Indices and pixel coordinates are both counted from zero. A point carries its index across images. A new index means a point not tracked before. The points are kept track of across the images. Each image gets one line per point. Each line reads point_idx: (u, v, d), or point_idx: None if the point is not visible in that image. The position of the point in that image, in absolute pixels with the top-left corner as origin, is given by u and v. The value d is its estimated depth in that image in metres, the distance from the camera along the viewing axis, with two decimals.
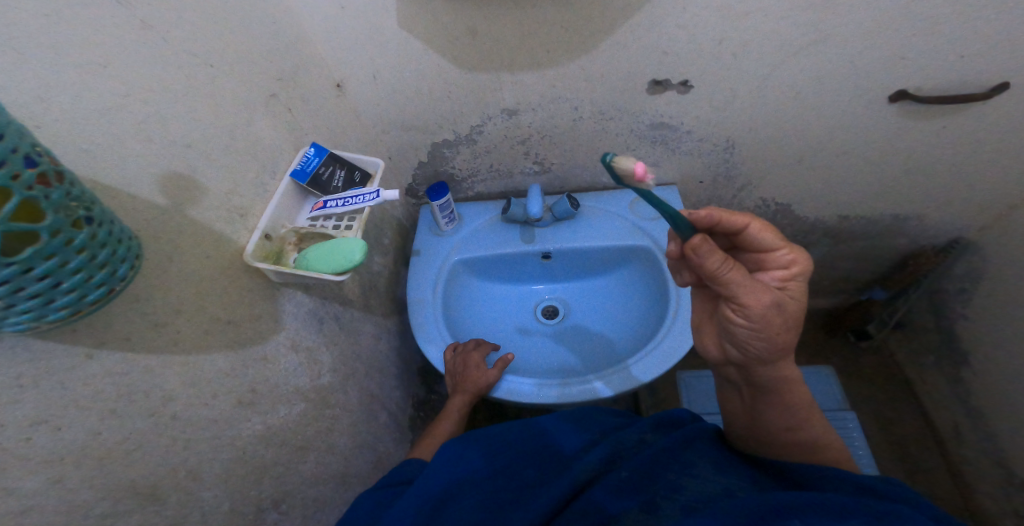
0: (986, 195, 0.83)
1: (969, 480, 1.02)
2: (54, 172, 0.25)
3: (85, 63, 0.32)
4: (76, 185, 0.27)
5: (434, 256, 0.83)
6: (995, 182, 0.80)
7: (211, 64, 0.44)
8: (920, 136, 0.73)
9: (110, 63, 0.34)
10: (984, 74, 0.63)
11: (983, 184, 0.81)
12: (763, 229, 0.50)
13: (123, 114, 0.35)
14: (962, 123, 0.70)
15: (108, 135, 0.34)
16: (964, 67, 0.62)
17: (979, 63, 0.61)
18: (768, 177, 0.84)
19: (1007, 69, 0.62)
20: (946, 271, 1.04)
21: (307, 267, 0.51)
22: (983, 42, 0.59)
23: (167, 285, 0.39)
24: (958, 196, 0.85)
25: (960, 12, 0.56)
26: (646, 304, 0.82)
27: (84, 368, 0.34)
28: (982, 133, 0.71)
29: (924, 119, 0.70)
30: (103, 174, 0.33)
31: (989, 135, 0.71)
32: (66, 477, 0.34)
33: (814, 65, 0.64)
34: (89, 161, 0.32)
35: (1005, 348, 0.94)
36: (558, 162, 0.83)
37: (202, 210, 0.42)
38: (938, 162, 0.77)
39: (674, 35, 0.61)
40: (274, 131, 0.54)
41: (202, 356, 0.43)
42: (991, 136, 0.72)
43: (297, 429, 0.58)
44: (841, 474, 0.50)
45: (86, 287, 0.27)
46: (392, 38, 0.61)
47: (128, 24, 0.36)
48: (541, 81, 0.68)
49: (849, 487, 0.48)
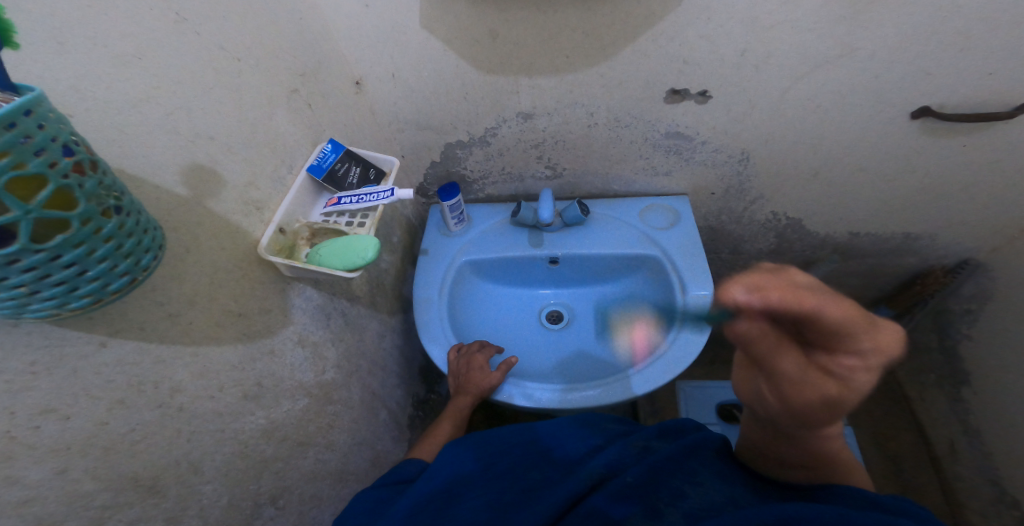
0: (997, 217, 0.83)
1: (962, 498, 1.04)
2: (89, 161, 0.25)
3: (120, 53, 0.32)
4: (109, 174, 0.27)
5: (442, 256, 0.83)
6: (1006, 204, 0.80)
7: (238, 58, 0.44)
8: (936, 154, 0.73)
9: (143, 54, 0.34)
10: (1005, 93, 0.63)
11: (994, 206, 0.81)
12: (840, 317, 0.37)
13: (152, 104, 0.35)
14: (977, 143, 0.70)
15: (136, 123, 0.33)
16: (984, 88, 0.62)
17: (999, 84, 0.62)
18: (780, 191, 0.84)
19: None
20: (954, 290, 1.03)
21: (319, 262, 0.51)
22: (1004, 64, 0.59)
23: (182, 275, 0.38)
24: (969, 216, 0.85)
25: (983, 33, 0.56)
26: (652, 313, 0.82)
27: (95, 357, 0.33)
28: (999, 153, 0.72)
29: (942, 137, 0.70)
30: (131, 164, 0.33)
31: (1004, 155, 0.71)
32: (72, 467, 0.33)
33: (833, 81, 0.64)
34: (119, 149, 0.32)
35: (1008, 370, 0.95)
36: (571, 167, 0.83)
37: (220, 201, 0.42)
38: (950, 183, 0.78)
39: (696, 45, 0.61)
40: (294, 125, 0.54)
41: (212, 348, 0.43)
42: (1008, 156, 0.72)
43: (298, 425, 0.58)
44: (847, 488, 0.49)
45: (110, 277, 0.26)
46: (414, 37, 0.61)
47: (162, 16, 0.36)
48: (560, 86, 0.68)
49: (853, 501, 0.47)
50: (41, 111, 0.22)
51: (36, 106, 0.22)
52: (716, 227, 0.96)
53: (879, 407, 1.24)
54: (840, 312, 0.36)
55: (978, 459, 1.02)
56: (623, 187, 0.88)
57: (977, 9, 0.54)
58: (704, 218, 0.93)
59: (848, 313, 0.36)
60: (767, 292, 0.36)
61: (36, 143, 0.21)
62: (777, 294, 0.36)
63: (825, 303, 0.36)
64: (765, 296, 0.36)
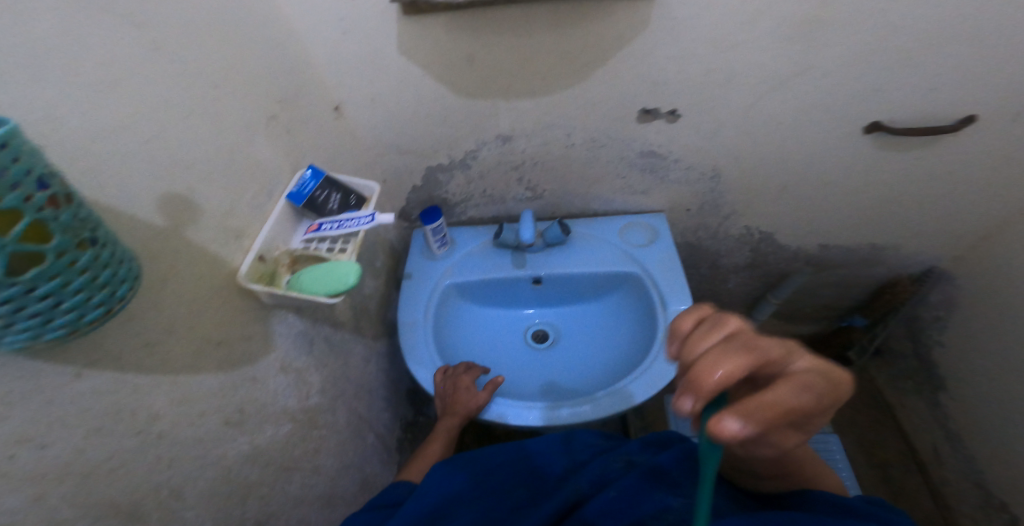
0: (957, 223, 0.89)
1: (950, 502, 1.08)
2: (64, 194, 0.27)
3: (96, 82, 0.34)
4: (83, 206, 0.29)
5: (426, 278, 0.85)
6: (960, 212, 0.87)
7: (215, 85, 0.46)
8: (894, 167, 0.78)
9: (118, 83, 0.35)
10: (951, 109, 0.68)
11: (947, 214, 0.88)
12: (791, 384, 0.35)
13: (129, 133, 0.36)
14: (930, 154, 0.75)
15: (114, 153, 0.35)
16: (929, 104, 0.67)
17: (943, 99, 0.67)
18: (752, 205, 0.87)
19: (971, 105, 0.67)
20: (923, 298, 1.10)
21: (300, 289, 0.53)
22: (950, 80, 0.64)
23: (161, 305, 0.40)
24: (932, 221, 0.90)
25: (924, 52, 0.61)
26: (632, 330, 0.83)
27: (72, 387, 0.34)
28: (952, 164, 0.77)
29: (898, 150, 0.75)
30: (107, 196, 0.34)
31: (960, 164, 0.77)
32: (48, 495, 0.34)
33: (794, 96, 0.67)
34: (93, 178, 0.33)
35: (980, 373, 0.99)
36: (552, 188, 0.86)
37: (197, 230, 0.44)
38: (907, 194, 0.83)
39: (665, 66, 0.64)
40: (273, 153, 0.56)
41: (191, 375, 0.44)
42: (956, 165, 0.77)
43: (283, 449, 0.59)
44: (820, 494, 0.50)
45: (85, 307, 0.28)
46: (393, 64, 0.64)
47: (139, 46, 0.38)
48: (537, 107, 0.71)
49: (824, 508, 0.48)
50: (15, 145, 0.24)
51: (11, 140, 0.24)
52: (694, 243, 0.98)
53: (863, 415, 1.29)
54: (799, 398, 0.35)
55: (960, 462, 1.07)
56: (602, 206, 0.91)
57: (917, 28, 0.58)
58: (681, 234, 0.96)
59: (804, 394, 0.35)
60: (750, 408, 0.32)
61: (12, 176, 0.23)
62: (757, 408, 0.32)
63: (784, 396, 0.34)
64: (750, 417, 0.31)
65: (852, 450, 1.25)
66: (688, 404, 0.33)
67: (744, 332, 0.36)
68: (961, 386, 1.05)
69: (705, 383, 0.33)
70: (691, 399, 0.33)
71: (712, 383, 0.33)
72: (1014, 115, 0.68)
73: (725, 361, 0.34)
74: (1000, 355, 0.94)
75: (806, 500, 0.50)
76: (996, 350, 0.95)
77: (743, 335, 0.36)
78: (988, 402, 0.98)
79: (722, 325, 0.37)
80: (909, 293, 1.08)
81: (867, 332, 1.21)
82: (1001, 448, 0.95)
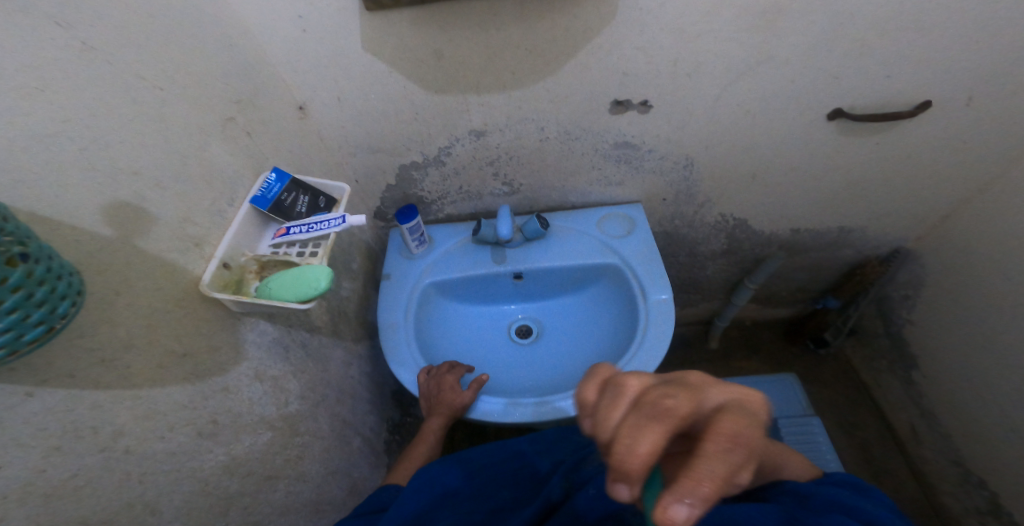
0: (925, 203, 0.91)
1: (933, 481, 1.11)
2: None
3: (22, 86, 0.33)
4: (9, 220, 0.28)
5: (405, 279, 0.84)
6: (925, 194, 0.88)
7: (160, 87, 0.45)
8: (857, 151, 0.79)
9: (47, 87, 0.35)
10: (908, 93, 0.69)
11: (915, 195, 0.89)
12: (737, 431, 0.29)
13: (62, 141, 0.35)
14: (890, 138, 0.77)
15: (44, 161, 0.34)
16: (889, 89, 0.69)
17: (902, 83, 0.68)
18: (726, 193, 0.88)
19: (928, 90, 0.69)
20: (891, 278, 1.12)
21: (269, 295, 0.52)
22: (907, 63, 0.65)
23: (116, 318, 0.39)
24: (898, 204, 0.92)
25: (877, 40, 0.62)
26: (613, 321, 0.84)
27: (24, 407, 0.33)
28: (911, 148, 0.79)
29: (859, 135, 0.76)
30: (41, 206, 0.34)
31: (920, 147, 0.78)
32: (10, 517, 0.33)
33: (760, 83, 0.67)
34: (23, 187, 0.33)
35: (953, 351, 1.02)
36: (527, 183, 0.86)
37: (152, 240, 0.43)
38: (874, 178, 0.85)
39: (632, 57, 0.64)
40: (232, 157, 0.55)
41: (156, 389, 0.44)
42: (918, 150, 0.79)
43: (264, 459, 0.58)
44: (788, 484, 0.52)
45: (23, 326, 0.27)
46: (356, 62, 0.63)
47: (68, 47, 0.36)
48: (508, 102, 0.70)
49: (791, 498, 0.49)
50: None
51: None
52: (671, 232, 0.99)
53: (842, 395, 1.31)
54: (748, 439, 0.29)
55: (937, 439, 1.10)
56: (579, 199, 0.90)
57: (870, 15, 0.59)
58: (659, 224, 0.96)
59: (750, 431, 0.30)
60: (696, 482, 0.27)
61: None
62: (705, 478, 0.27)
63: (730, 452, 0.28)
64: (699, 493, 0.27)
65: (834, 433, 1.26)
66: (624, 490, 0.29)
67: (648, 390, 0.33)
68: (934, 362, 1.08)
69: (631, 466, 0.29)
70: (626, 485, 0.29)
71: (637, 465, 0.29)
72: (967, 98, 0.69)
73: (641, 434, 0.29)
74: (973, 332, 0.96)
75: (774, 490, 0.52)
76: (969, 326, 0.97)
77: (648, 393, 0.32)
78: (961, 378, 1.01)
79: (623, 388, 0.33)
80: (880, 273, 1.09)
81: (841, 314, 1.23)
82: (976, 421, 0.98)
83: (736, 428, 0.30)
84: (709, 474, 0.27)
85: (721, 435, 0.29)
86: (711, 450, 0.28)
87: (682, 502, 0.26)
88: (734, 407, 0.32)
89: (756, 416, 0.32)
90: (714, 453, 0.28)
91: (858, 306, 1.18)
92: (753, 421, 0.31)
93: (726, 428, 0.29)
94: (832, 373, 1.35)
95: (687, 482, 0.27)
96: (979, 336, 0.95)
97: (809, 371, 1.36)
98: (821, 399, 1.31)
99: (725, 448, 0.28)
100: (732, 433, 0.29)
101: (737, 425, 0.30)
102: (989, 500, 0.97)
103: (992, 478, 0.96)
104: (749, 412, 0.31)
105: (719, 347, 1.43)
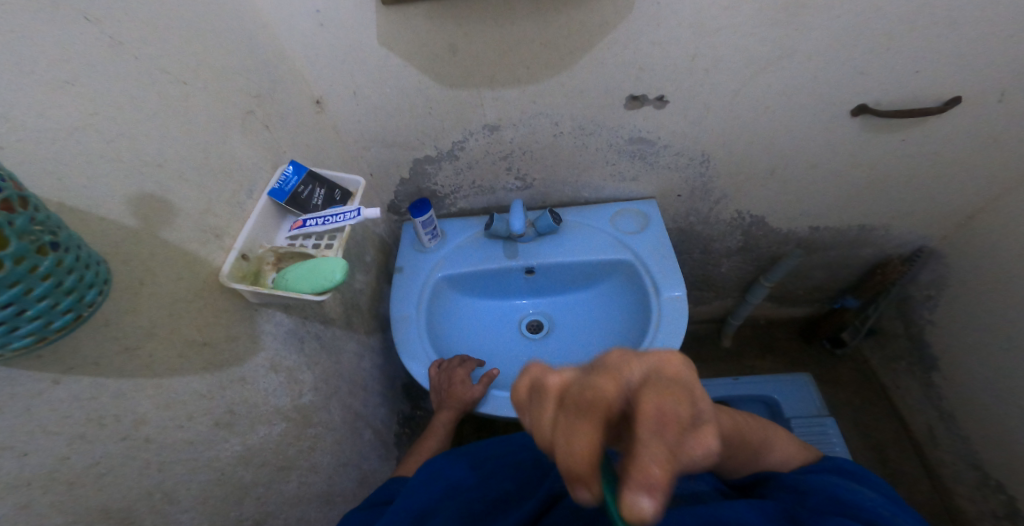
0: (948, 203, 0.89)
1: (948, 482, 1.10)
2: (18, 197, 0.26)
3: (51, 79, 0.33)
4: (40, 209, 0.28)
5: (417, 272, 0.84)
6: (950, 192, 0.87)
7: (183, 81, 0.45)
8: (880, 148, 0.78)
9: (77, 78, 0.35)
10: (935, 89, 0.68)
11: (940, 193, 0.87)
12: (662, 408, 0.29)
13: (91, 133, 0.36)
14: (916, 135, 0.75)
15: (73, 154, 0.34)
16: (914, 86, 0.67)
17: (930, 79, 0.66)
18: (743, 190, 0.87)
19: (955, 86, 0.67)
20: (913, 277, 1.11)
21: (285, 287, 0.52)
22: (934, 57, 0.63)
23: (138, 308, 0.40)
24: (921, 202, 0.90)
25: (904, 34, 0.61)
26: (626, 317, 0.83)
27: (50, 395, 0.34)
28: (935, 145, 0.77)
29: (882, 132, 0.75)
30: (70, 198, 0.34)
31: (948, 144, 0.77)
32: (35, 503, 0.34)
33: (783, 79, 0.66)
34: (56, 179, 0.33)
35: (974, 353, 1.01)
36: (540, 177, 0.85)
37: (174, 230, 0.43)
38: (897, 175, 0.83)
39: (651, 51, 0.63)
40: (251, 149, 0.55)
41: (176, 379, 0.44)
42: (943, 148, 0.77)
43: (277, 449, 0.58)
44: (785, 480, 0.53)
45: (52, 314, 0.27)
46: (372, 54, 0.63)
47: (95, 42, 0.36)
48: (522, 96, 0.69)
49: (789, 494, 0.51)
50: None
51: None
52: (686, 229, 0.98)
53: (856, 396, 1.31)
54: (674, 413, 0.29)
55: (954, 442, 1.09)
56: (593, 194, 0.90)
57: (898, 10, 0.58)
58: (673, 220, 0.95)
59: (676, 405, 0.29)
60: (645, 470, 0.26)
61: None
62: (651, 463, 0.26)
63: (662, 434, 0.28)
64: (652, 480, 0.26)
65: (849, 434, 1.25)
66: (584, 493, 0.29)
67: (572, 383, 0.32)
68: (954, 364, 1.06)
69: (579, 468, 0.29)
70: (585, 487, 0.29)
71: (584, 465, 0.28)
72: (998, 94, 0.68)
73: (579, 436, 0.29)
74: (998, 335, 0.95)
75: (775, 486, 0.53)
76: (993, 328, 0.95)
77: (573, 388, 0.32)
78: (981, 380, 1.00)
79: (547, 388, 0.33)
80: (902, 272, 1.06)
81: (859, 315, 1.22)
82: (997, 423, 0.97)
83: (661, 403, 0.29)
84: (651, 458, 0.26)
85: (648, 415, 0.28)
86: (646, 433, 0.28)
87: (642, 494, 0.25)
88: (656, 378, 0.31)
89: (678, 382, 0.31)
90: (647, 437, 0.27)
91: (878, 305, 1.17)
92: (675, 391, 0.30)
93: (651, 405, 0.29)
94: (847, 373, 1.34)
95: (638, 473, 0.26)
96: (1002, 337, 0.94)
97: (823, 370, 1.36)
98: (834, 399, 1.30)
99: (656, 427, 0.28)
100: (658, 411, 0.28)
101: (661, 400, 0.29)
102: (1005, 503, 0.96)
103: (1009, 481, 0.95)
104: (671, 381, 0.31)
105: (732, 345, 1.42)
